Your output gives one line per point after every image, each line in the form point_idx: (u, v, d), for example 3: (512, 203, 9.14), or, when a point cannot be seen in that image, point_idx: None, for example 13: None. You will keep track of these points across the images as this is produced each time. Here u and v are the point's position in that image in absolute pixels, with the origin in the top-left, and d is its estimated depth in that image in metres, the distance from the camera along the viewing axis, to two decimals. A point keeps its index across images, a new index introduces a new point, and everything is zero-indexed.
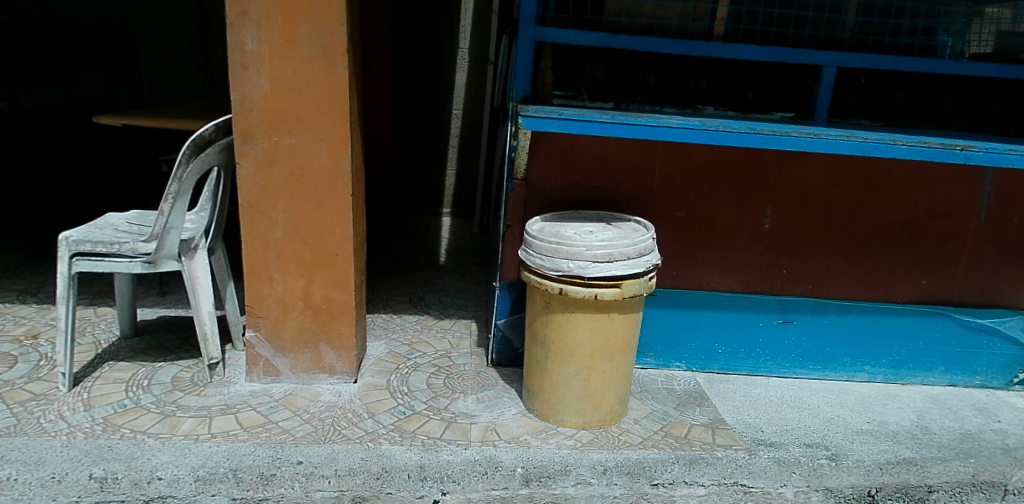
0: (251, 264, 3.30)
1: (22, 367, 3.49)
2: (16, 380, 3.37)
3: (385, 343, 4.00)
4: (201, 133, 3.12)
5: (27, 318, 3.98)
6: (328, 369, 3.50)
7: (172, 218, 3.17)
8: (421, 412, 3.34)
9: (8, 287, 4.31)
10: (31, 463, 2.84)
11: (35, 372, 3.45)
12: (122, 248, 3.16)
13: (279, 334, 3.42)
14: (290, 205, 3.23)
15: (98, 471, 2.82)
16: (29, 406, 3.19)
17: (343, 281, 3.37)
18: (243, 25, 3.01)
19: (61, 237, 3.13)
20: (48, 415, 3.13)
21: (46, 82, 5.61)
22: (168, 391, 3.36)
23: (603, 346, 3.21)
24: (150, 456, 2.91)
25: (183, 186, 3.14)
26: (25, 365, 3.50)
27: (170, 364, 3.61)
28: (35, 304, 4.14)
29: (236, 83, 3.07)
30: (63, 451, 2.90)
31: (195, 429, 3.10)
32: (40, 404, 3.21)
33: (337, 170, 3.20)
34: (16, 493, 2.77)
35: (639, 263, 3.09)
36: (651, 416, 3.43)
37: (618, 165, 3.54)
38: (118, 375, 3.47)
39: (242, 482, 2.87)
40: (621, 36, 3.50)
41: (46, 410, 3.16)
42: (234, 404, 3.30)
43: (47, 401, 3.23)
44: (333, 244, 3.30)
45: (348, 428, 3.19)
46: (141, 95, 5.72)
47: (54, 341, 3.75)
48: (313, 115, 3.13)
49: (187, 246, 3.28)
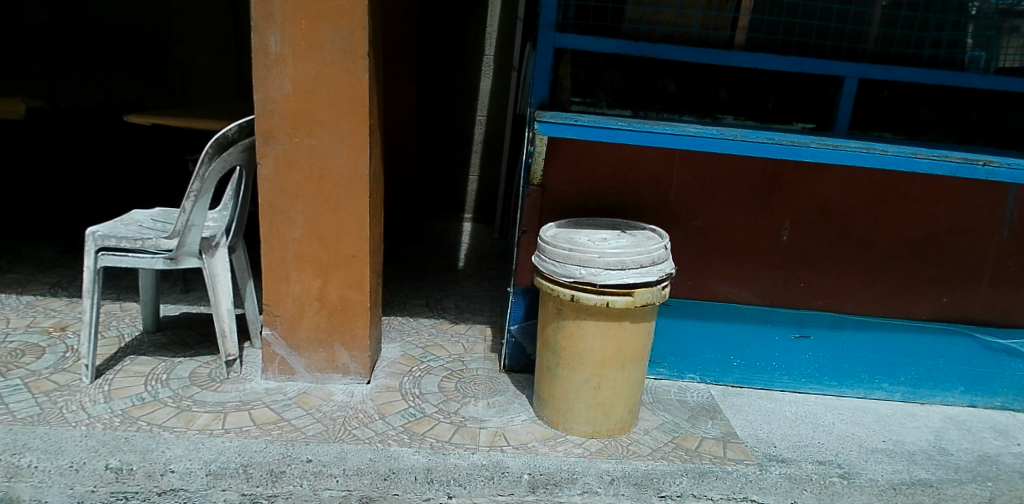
0: (270, 263, 3.35)
1: (49, 358, 3.54)
2: (42, 370, 3.44)
3: (400, 345, 4.02)
4: (224, 132, 3.18)
5: (57, 310, 4.03)
6: (342, 369, 3.52)
7: (194, 216, 3.21)
8: (432, 416, 3.34)
9: (41, 279, 4.37)
10: (51, 451, 2.89)
11: (61, 364, 3.51)
12: (146, 244, 3.23)
13: (295, 333, 3.46)
14: (308, 205, 3.27)
15: (114, 462, 2.86)
16: (53, 396, 3.25)
17: (358, 281, 3.39)
18: (267, 27, 3.06)
19: (88, 232, 3.19)
20: (69, 406, 3.19)
21: (84, 82, 5.76)
22: (185, 386, 3.41)
23: (614, 354, 3.19)
24: (165, 449, 2.95)
25: (206, 184, 3.18)
26: (52, 356, 3.56)
27: (190, 359, 3.67)
28: (65, 296, 4.19)
29: (260, 84, 3.13)
30: (82, 441, 2.95)
31: (209, 424, 3.14)
32: (64, 395, 3.26)
33: (354, 172, 3.23)
34: (35, 480, 2.80)
35: (652, 271, 3.07)
36: (661, 428, 3.39)
37: (635, 172, 3.52)
38: (138, 369, 3.53)
39: (252, 478, 2.88)
40: (641, 43, 3.49)
41: (68, 400, 3.22)
42: (249, 400, 3.34)
43: (70, 392, 3.29)
44: (349, 245, 3.33)
45: (358, 428, 3.21)
46: (173, 96, 5.84)
47: (81, 334, 3.81)
48: (333, 117, 3.17)
49: (209, 243, 3.32)
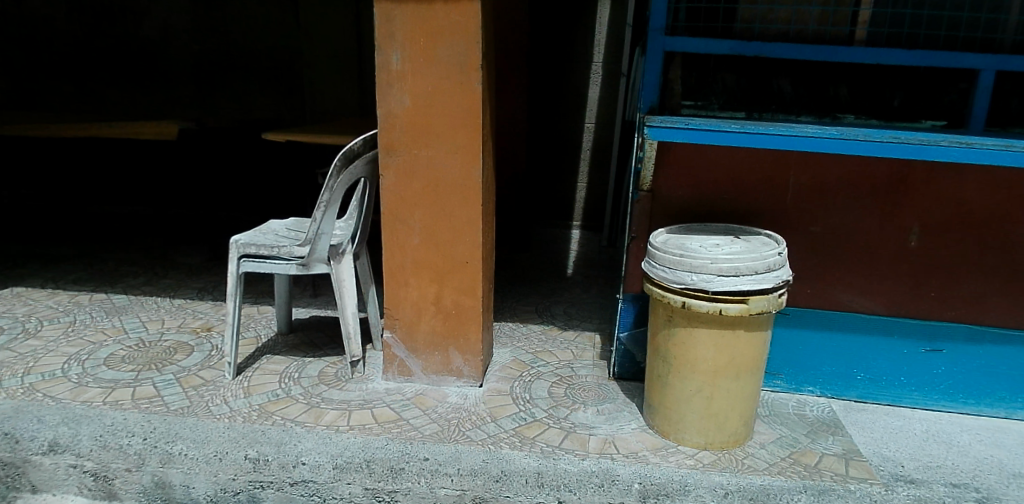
0: (390, 269, 3.54)
1: (197, 356, 3.72)
2: (191, 367, 3.60)
3: (510, 351, 4.10)
4: (350, 146, 3.39)
5: (203, 312, 4.24)
6: (456, 372, 3.65)
7: (324, 225, 3.43)
8: (542, 420, 3.40)
9: (192, 282, 4.72)
10: (198, 441, 2.95)
11: (207, 360, 3.68)
12: (281, 251, 3.45)
13: (413, 336, 3.62)
14: (425, 213, 3.42)
15: (252, 452, 2.92)
16: (201, 390, 3.41)
17: (471, 287, 3.50)
18: (389, 46, 3.24)
19: (231, 241, 3.48)
20: (214, 399, 3.36)
21: (227, 104, 6.29)
22: (314, 384, 3.60)
23: (727, 363, 3.12)
24: (296, 442, 3.00)
25: (334, 194, 3.40)
26: (199, 353, 3.73)
27: (318, 359, 3.89)
28: (211, 300, 4.45)
29: (382, 100, 3.31)
30: (225, 432, 3.01)
31: (336, 420, 3.29)
32: (209, 390, 3.43)
33: (468, 181, 3.34)
34: (185, 467, 2.88)
35: (767, 278, 2.99)
36: (778, 442, 3.27)
37: (748, 177, 3.44)
38: (273, 367, 3.76)
39: (374, 473, 2.91)
40: (756, 43, 3.39)
41: (214, 395, 3.39)
42: (371, 399, 3.50)
43: (215, 387, 3.46)
44: (463, 252, 3.45)
45: (471, 430, 3.31)
46: (302, 113, 6.26)
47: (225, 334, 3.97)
48: (448, 129, 3.30)
49: (336, 250, 3.54)
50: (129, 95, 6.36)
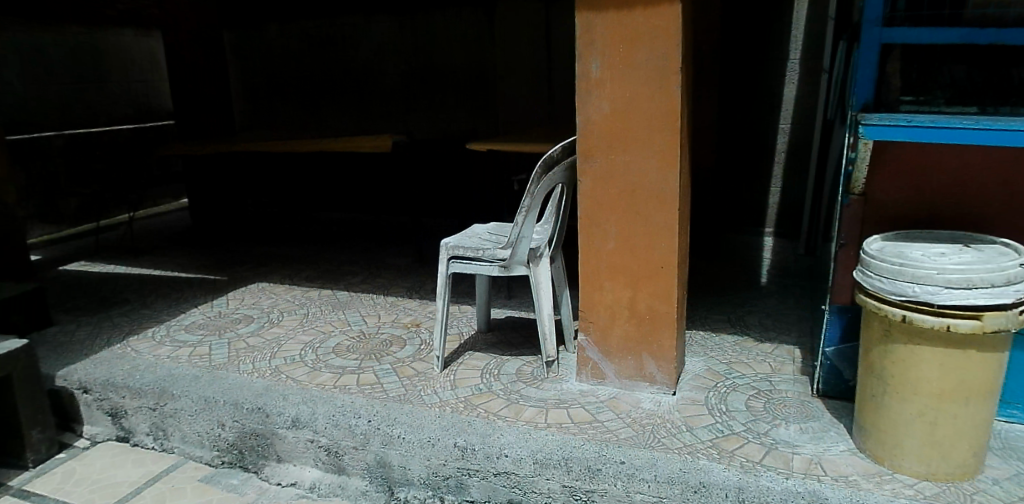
0: (585, 273, 3.61)
1: (409, 348, 3.96)
2: (405, 359, 3.85)
3: (704, 360, 4.02)
4: (551, 152, 3.51)
5: (412, 309, 4.53)
6: (649, 378, 3.63)
7: (525, 229, 3.56)
8: (741, 434, 3.29)
9: (400, 280, 5.10)
10: (414, 425, 3.02)
11: (418, 353, 3.91)
12: (485, 253, 3.63)
13: (607, 339, 3.65)
14: (621, 218, 3.45)
15: (461, 441, 2.95)
16: (415, 380, 3.64)
17: (666, 293, 3.47)
18: (589, 54, 3.33)
19: (442, 243, 3.72)
20: (427, 389, 3.57)
21: (430, 118, 6.77)
22: (513, 381, 3.75)
23: (956, 386, 2.83)
24: (500, 434, 3.00)
25: (535, 200, 3.50)
26: (411, 346, 3.98)
27: (515, 357, 4.05)
28: (419, 298, 4.74)
29: (581, 108, 3.40)
30: (438, 420, 3.07)
31: (534, 417, 3.41)
32: (421, 380, 3.66)
33: (664, 186, 3.33)
34: (402, 448, 2.97)
35: (1006, 293, 2.69)
36: (1016, 480, 2.91)
37: (979, 180, 3.11)
38: (475, 363, 3.97)
39: (572, 471, 2.85)
40: (990, 29, 3.09)
41: (426, 385, 3.61)
42: (567, 400, 3.58)
43: (426, 378, 3.68)
44: (658, 257, 3.43)
45: (667, 436, 3.28)
46: (494, 125, 6.54)
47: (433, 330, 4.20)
48: (645, 134, 3.31)
49: (535, 254, 3.67)
50: (348, 114, 7.06)
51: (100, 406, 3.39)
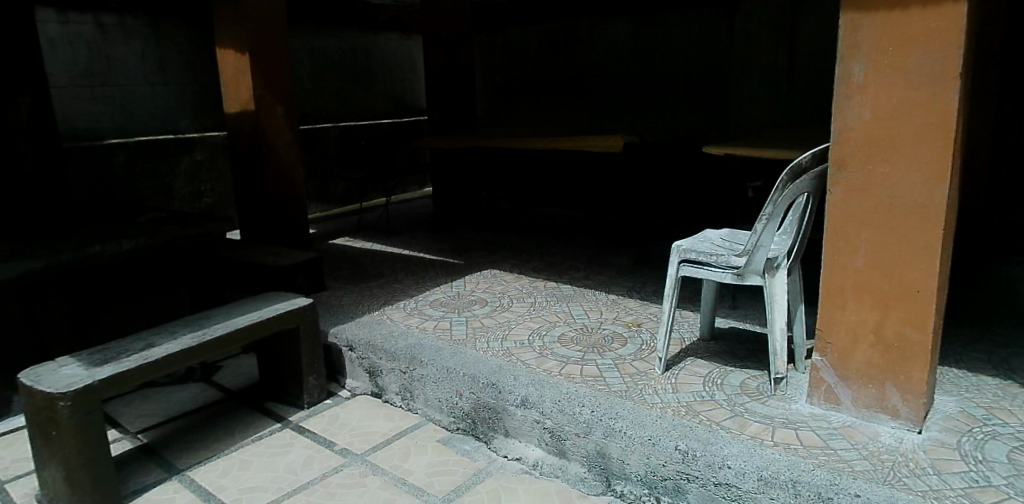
0: (827, 289, 3.12)
1: (631, 346, 3.90)
2: (626, 356, 3.77)
3: (957, 401, 3.36)
4: (800, 160, 3.22)
5: (633, 308, 4.47)
6: (891, 411, 3.05)
7: (763, 237, 3.28)
8: (1002, 488, 2.71)
9: (625, 278, 5.11)
10: (636, 423, 2.99)
11: (639, 352, 3.81)
12: (718, 259, 3.41)
13: (846, 363, 3.13)
14: (875, 233, 2.94)
15: (682, 444, 2.83)
16: (635, 378, 3.53)
17: (922, 322, 2.90)
18: (853, 57, 2.86)
19: (674, 245, 3.55)
20: (648, 387, 3.44)
21: (661, 120, 6.72)
22: (737, 393, 3.41)
23: None
24: (723, 445, 2.81)
25: (777, 208, 3.23)
26: (633, 345, 3.90)
27: (739, 369, 3.66)
28: (640, 299, 4.65)
29: (837, 113, 2.95)
30: (659, 421, 2.99)
31: (760, 433, 3.07)
32: (642, 378, 3.53)
33: (931, 202, 2.78)
34: (622, 443, 2.95)
35: None
36: None
37: None
38: (696, 370, 3.65)
39: (800, 494, 2.56)
40: None
41: (646, 383, 3.48)
42: (794, 420, 3.16)
43: (646, 377, 3.54)
44: (915, 278, 2.88)
45: (910, 477, 2.77)
46: (727, 128, 6.31)
47: (655, 332, 4.09)
48: (914, 144, 2.78)
49: (771, 264, 3.35)
50: (580, 113, 7.24)
51: (360, 364, 3.89)
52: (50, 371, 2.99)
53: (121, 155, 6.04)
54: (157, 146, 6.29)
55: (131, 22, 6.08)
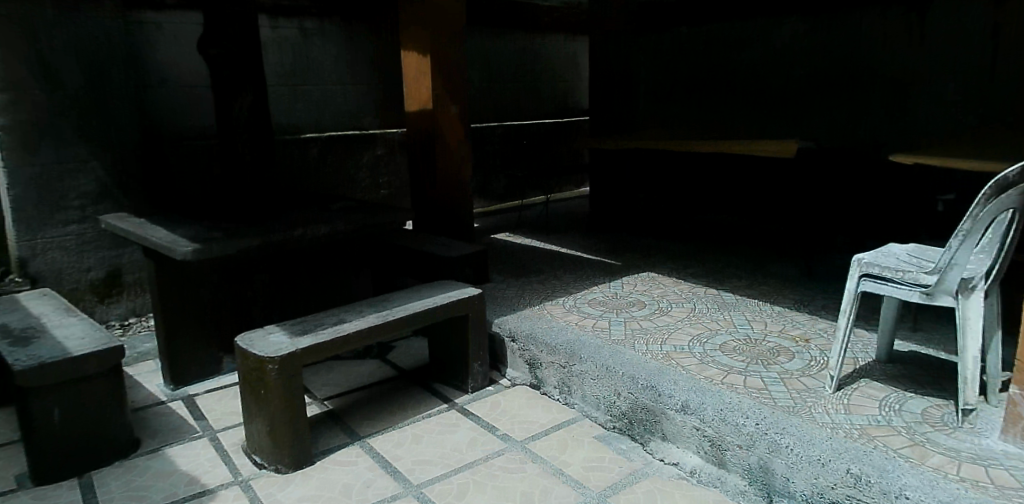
0: None
1: (798, 361, 3.74)
2: (793, 371, 3.63)
3: None
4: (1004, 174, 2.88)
5: (801, 323, 4.27)
6: None
7: (959, 255, 3.03)
8: None
9: (792, 289, 4.89)
10: (804, 440, 2.87)
11: (808, 369, 3.65)
12: (904, 275, 3.19)
13: None
14: None
15: (855, 468, 2.69)
16: (802, 394, 3.40)
17: None
18: None
19: (854, 258, 3.36)
20: (817, 406, 3.29)
21: None
22: (918, 421, 3.18)
23: None
24: (900, 474, 2.64)
25: (977, 224, 2.97)
26: (800, 360, 3.75)
27: (922, 396, 3.41)
28: (808, 313, 4.43)
29: None
30: (829, 441, 2.86)
31: (944, 466, 2.86)
32: (810, 396, 3.38)
33: None
34: (788, 460, 2.85)
35: None
36: None
37: None
38: (872, 392, 3.45)
39: None
40: None
41: (815, 401, 3.33)
42: (985, 457, 2.90)
43: (814, 396, 3.39)
44: None
45: None
46: None
47: (825, 349, 3.88)
48: None
49: (967, 285, 3.08)
50: None
51: (522, 355, 4.05)
52: (261, 337, 3.43)
53: (314, 148, 6.63)
54: (344, 141, 6.86)
55: (328, 26, 6.66)
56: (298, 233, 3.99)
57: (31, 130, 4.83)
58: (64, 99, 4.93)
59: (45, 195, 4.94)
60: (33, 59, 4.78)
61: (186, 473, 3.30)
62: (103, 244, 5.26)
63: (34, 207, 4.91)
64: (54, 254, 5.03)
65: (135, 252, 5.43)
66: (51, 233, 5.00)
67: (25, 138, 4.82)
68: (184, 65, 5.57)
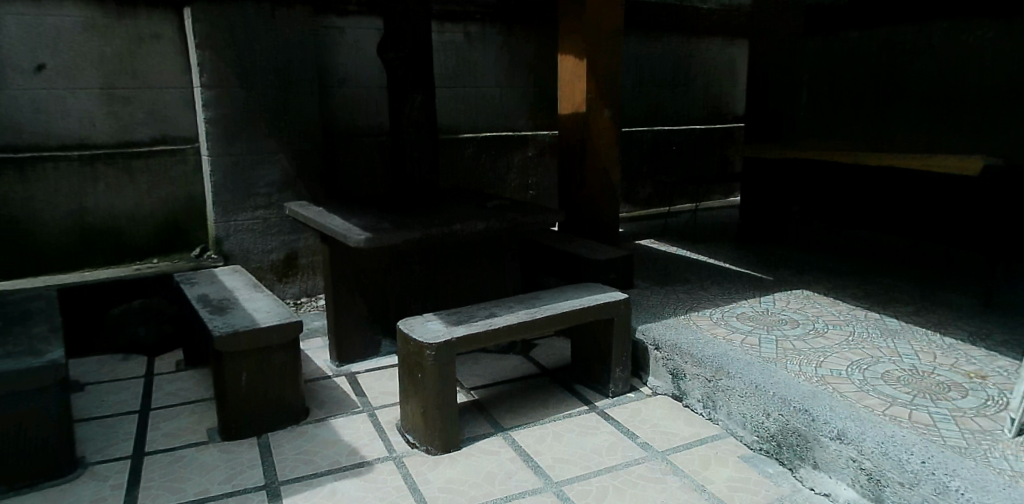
0: None
1: (973, 399, 3.44)
2: (966, 409, 3.35)
3: None
4: None
5: (977, 358, 3.92)
6: None
7: None
8: None
9: (966, 320, 4.49)
10: (978, 484, 2.65)
11: (984, 408, 3.36)
12: None
13: None
14: None
15: None
16: (977, 436, 3.13)
17: None
18: None
19: None
20: (994, 450, 3.02)
21: None
22: None
23: None
24: None
25: None
26: (975, 398, 3.45)
27: None
28: (985, 348, 4.05)
29: None
30: (1007, 488, 2.62)
31: None
32: (986, 438, 3.10)
33: None
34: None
35: None
36: None
37: None
38: None
39: None
40: None
41: (992, 444, 3.05)
42: None
43: (991, 438, 3.11)
44: None
45: None
46: None
47: (1006, 390, 3.55)
48: None
49: None
50: None
51: (664, 364, 4.04)
52: (420, 323, 3.70)
53: (470, 148, 6.93)
54: (499, 141, 7.11)
55: (491, 30, 6.92)
56: (458, 227, 4.18)
57: (231, 124, 5.42)
58: (260, 96, 5.49)
59: (239, 182, 5.52)
60: (236, 60, 5.36)
61: (349, 444, 3.61)
62: (283, 230, 5.78)
63: (229, 193, 5.50)
64: (243, 236, 5.61)
65: (310, 237, 5.94)
66: (241, 216, 5.58)
67: (226, 130, 5.41)
68: (359, 66, 6.05)
